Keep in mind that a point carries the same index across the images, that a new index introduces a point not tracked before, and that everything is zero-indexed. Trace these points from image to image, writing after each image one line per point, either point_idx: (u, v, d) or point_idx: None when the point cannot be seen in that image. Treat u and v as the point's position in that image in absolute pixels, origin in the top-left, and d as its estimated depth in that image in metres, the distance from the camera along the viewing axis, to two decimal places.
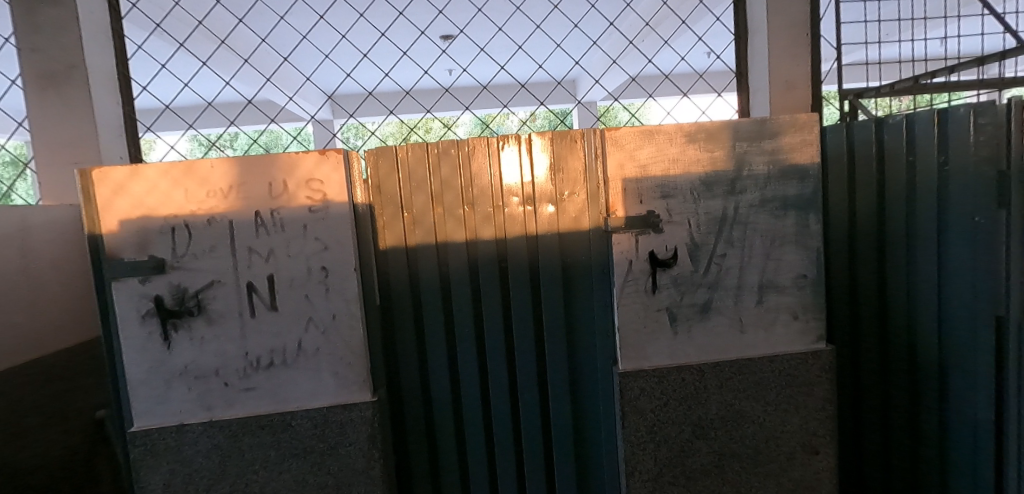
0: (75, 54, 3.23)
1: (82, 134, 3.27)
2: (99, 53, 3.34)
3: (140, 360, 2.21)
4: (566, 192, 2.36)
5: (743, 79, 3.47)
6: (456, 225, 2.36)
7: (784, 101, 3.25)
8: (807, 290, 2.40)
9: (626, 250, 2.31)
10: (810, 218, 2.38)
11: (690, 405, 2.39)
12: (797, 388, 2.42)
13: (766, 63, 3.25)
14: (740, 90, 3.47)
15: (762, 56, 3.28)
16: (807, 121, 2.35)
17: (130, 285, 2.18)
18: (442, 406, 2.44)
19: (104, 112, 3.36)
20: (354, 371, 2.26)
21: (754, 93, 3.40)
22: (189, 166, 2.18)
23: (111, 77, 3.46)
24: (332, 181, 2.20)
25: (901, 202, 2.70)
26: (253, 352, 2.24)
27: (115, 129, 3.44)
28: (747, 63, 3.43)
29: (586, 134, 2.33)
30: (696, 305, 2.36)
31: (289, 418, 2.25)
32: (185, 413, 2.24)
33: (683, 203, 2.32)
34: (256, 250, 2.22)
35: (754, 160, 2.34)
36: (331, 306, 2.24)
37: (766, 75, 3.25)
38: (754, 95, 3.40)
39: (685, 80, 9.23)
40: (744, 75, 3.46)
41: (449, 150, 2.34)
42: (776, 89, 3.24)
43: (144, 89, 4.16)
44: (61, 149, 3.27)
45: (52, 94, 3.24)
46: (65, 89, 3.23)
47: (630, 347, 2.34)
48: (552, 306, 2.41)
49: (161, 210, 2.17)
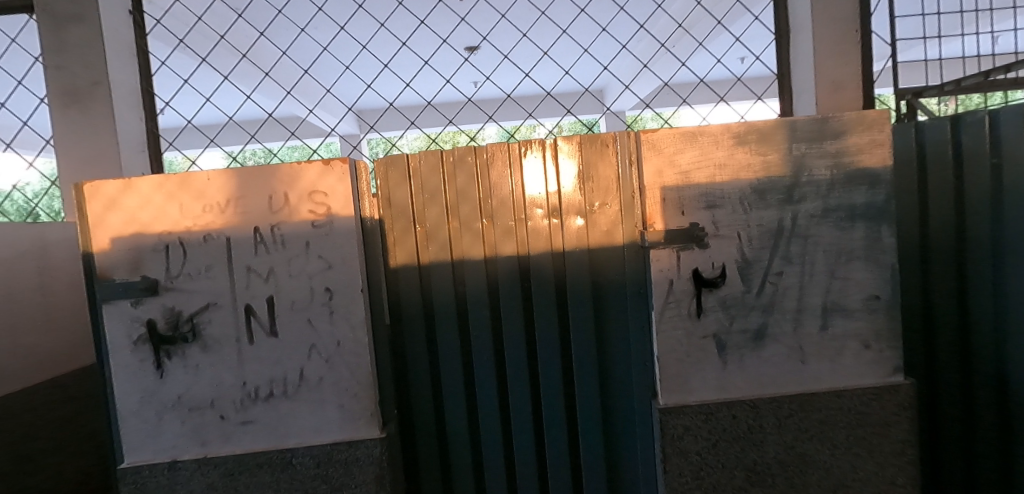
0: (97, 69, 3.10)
1: (102, 152, 3.15)
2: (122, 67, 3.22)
3: (132, 389, 2.04)
4: (596, 203, 2.10)
5: (785, 81, 3.14)
6: (473, 240, 2.12)
7: (833, 104, 2.91)
8: (880, 314, 2.07)
9: (666, 268, 2.03)
10: (882, 230, 2.05)
11: (743, 446, 2.08)
12: (870, 428, 2.08)
13: (811, 61, 2.91)
14: (782, 94, 3.15)
15: (806, 55, 2.95)
16: (876, 119, 2.03)
17: (122, 309, 2.01)
18: (458, 442, 2.19)
19: (126, 127, 3.23)
20: (360, 403, 2.04)
21: (798, 96, 3.07)
22: (184, 178, 2.00)
23: (134, 92, 3.33)
24: (337, 194, 2.00)
25: (986, 212, 2.33)
26: (251, 381, 2.04)
27: (139, 144, 3.32)
28: (789, 64, 3.10)
29: (619, 138, 2.08)
30: (748, 331, 2.06)
31: (289, 456, 2.04)
32: (178, 449, 2.05)
33: (732, 214, 2.03)
34: (254, 269, 2.02)
35: (814, 164, 2.03)
36: (336, 331, 2.03)
37: (812, 75, 2.92)
38: (798, 98, 3.07)
39: (723, 86, 8.84)
40: (786, 76, 3.14)
41: (466, 158, 2.11)
42: (823, 91, 2.89)
43: (168, 104, 4.04)
44: (82, 166, 3.15)
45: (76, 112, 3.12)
46: (87, 104, 3.12)
47: (673, 379, 2.06)
48: (582, 331, 2.14)
49: (154, 227, 2.00)
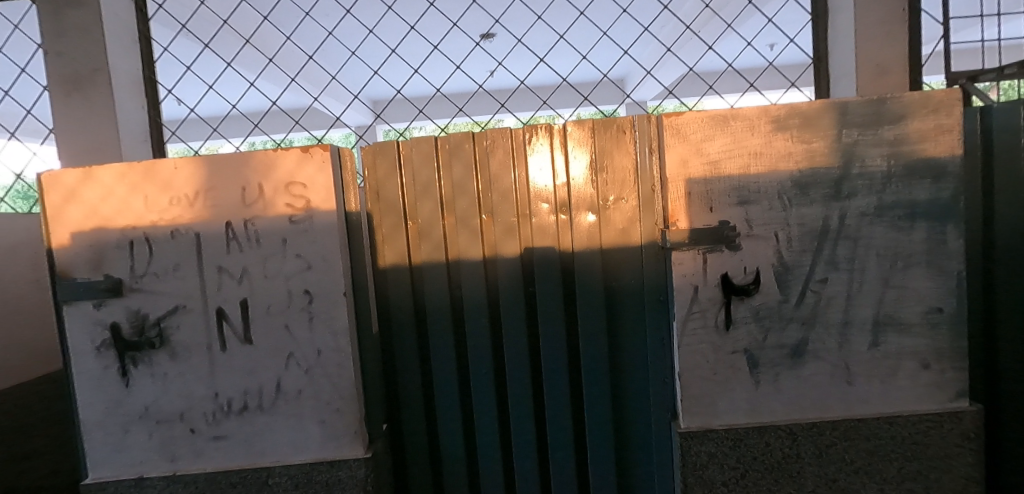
0: (95, 52, 2.54)
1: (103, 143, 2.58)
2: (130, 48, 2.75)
3: (96, 399, 1.86)
4: (611, 197, 1.84)
5: (821, 66, 2.80)
6: (471, 238, 1.88)
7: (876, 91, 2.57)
8: (942, 329, 1.77)
9: (690, 273, 1.77)
10: (947, 231, 1.75)
11: (777, 478, 1.81)
12: (926, 461, 1.80)
13: (851, 42, 2.56)
14: (818, 80, 2.81)
15: (846, 36, 2.59)
16: (944, 100, 1.72)
17: (84, 311, 1.83)
18: (454, 463, 1.97)
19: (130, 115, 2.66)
20: (343, 420, 1.83)
21: (836, 82, 2.73)
22: (149, 167, 1.80)
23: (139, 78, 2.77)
24: (317, 185, 1.77)
25: (1018, 224, 2.02)
26: (224, 393, 1.85)
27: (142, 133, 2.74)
28: (826, 46, 2.76)
29: (637, 121, 1.81)
30: (785, 347, 1.79)
31: (265, 475, 1.85)
32: (147, 464, 1.87)
33: (769, 211, 1.76)
34: (226, 269, 1.81)
35: (866, 153, 1.74)
36: (316, 340, 1.81)
37: (851, 59, 2.57)
38: (836, 84, 2.73)
39: (753, 72, 8.40)
40: (822, 61, 2.80)
41: (464, 146, 1.87)
42: (865, 76, 2.54)
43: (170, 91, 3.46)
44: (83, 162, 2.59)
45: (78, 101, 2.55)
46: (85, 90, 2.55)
47: (697, 400, 1.80)
48: (593, 341, 1.88)
49: (117, 221, 1.81)
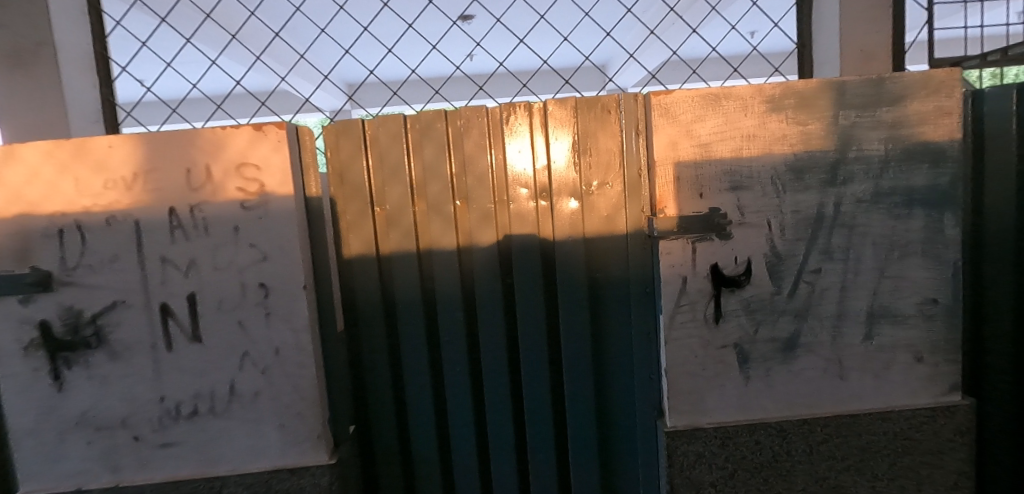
0: (38, 19, 2.13)
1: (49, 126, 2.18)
2: (79, 18, 2.33)
3: (25, 405, 1.67)
4: (595, 182, 1.71)
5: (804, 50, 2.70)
6: (444, 226, 1.73)
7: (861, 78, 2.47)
8: (938, 321, 1.70)
9: (678, 262, 1.66)
10: (945, 219, 1.67)
11: (767, 477, 1.74)
12: (917, 457, 1.73)
13: (836, 26, 2.45)
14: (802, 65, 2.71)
15: (830, 18, 2.48)
16: (945, 80, 1.63)
17: (7, 307, 1.63)
18: (426, 467, 1.84)
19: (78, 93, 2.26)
20: (305, 423, 1.68)
21: (820, 68, 2.63)
22: (80, 145, 1.60)
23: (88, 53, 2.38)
24: (272, 167, 1.60)
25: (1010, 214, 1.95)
26: (171, 396, 1.68)
27: (93, 112, 2.35)
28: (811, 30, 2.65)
29: (622, 100, 1.68)
30: (776, 341, 1.70)
31: (219, 485, 1.69)
32: (86, 476, 1.70)
33: (762, 198, 1.65)
34: (171, 260, 1.63)
35: (864, 136, 1.64)
36: (273, 337, 1.65)
37: (835, 43, 2.46)
38: (820, 70, 2.63)
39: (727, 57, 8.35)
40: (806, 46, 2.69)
41: (435, 125, 1.72)
42: (850, 63, 2.43)
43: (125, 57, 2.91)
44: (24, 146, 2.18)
45: (19, 77, 2.13)
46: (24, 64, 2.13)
47: (685, 397, 1.70)
48: (575, 336, 1.76)
49: (44, 206, 1.61)
